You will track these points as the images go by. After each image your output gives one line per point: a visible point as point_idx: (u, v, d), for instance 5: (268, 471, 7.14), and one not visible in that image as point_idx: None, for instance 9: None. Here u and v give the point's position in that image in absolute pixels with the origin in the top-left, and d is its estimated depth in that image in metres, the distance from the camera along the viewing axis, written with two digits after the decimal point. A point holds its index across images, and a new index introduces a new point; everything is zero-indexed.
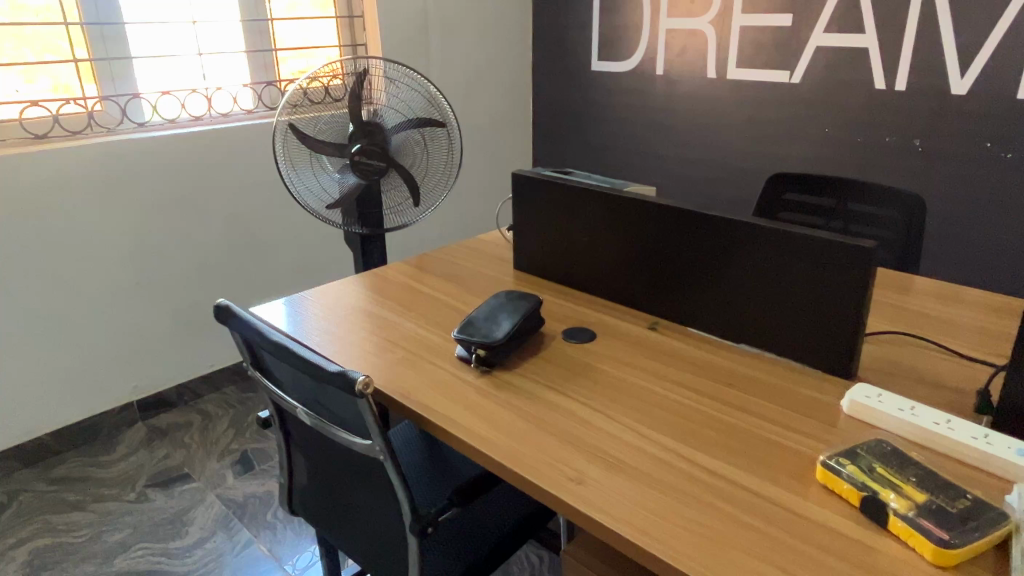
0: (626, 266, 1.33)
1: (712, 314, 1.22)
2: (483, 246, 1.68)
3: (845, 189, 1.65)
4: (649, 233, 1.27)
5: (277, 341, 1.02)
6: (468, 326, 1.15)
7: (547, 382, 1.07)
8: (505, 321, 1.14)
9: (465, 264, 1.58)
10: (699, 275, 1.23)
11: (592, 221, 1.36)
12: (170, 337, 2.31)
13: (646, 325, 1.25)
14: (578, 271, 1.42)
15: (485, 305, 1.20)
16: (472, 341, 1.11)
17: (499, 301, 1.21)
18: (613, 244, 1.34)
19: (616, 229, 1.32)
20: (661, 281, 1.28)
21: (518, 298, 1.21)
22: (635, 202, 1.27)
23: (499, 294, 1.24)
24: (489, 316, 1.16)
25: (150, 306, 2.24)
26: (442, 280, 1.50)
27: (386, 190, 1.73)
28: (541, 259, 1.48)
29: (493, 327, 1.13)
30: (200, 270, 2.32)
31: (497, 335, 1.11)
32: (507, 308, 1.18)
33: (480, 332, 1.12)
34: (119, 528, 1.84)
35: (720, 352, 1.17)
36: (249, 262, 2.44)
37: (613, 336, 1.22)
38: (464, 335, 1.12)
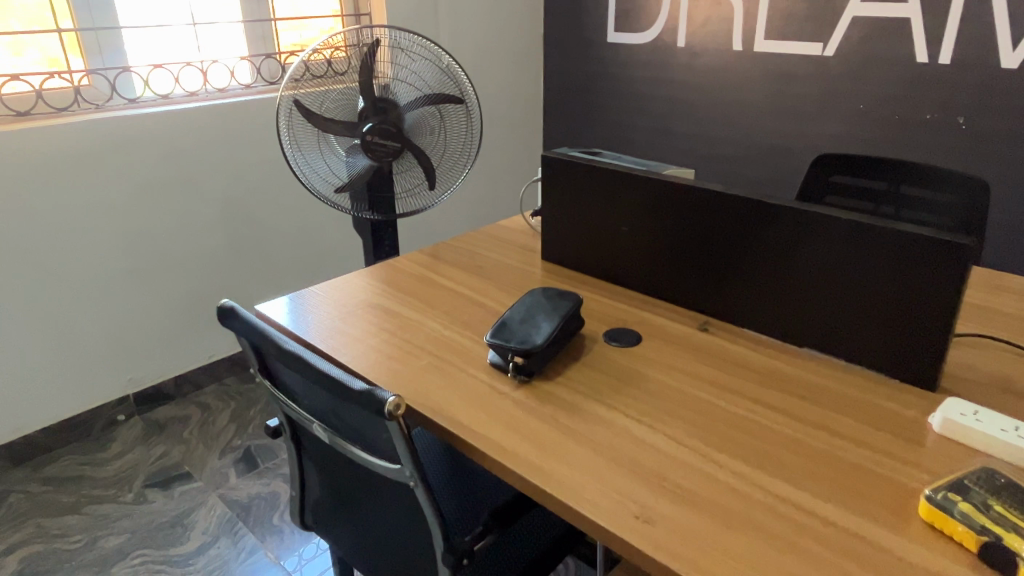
0: (671, 258, 1.21)
1: (771, 313, 1.10)
2: (503, 233, 1.55)
3: (897, 171, 1.52)
4: (699, 222, 1.15)
5: (292, 350, 0.90)
6: (501, 328, 1.03)
7: (593, 394, 0.96)
8: (545, 324, 1.03)
9: (487, 253, 1.46)
10: (756, 269, 1.10)
11: (632, 208, 1.23)
12: (166, 327, 2.19)
13: (696, 326, 1.14)
14: (614, 263, 1.30)
15: (519, 305, 1.08)
16: (508, 347, 0.99)
17: (534, 300, 1.09)
18: (656, 234, 1.22)
19: (661, 218, 1.20)
20: (711, 276, 1.16)
21: (555, 297, 1.09)
22: (684, 188, 1.15)
23: (531, 291, 1.12)
24: (525, 317, 1.05)
25: (143, 295, 2.11)
26: (464, 272, 1.37)
27: (400, 172, 1.60)
28: (572, 250, 1.36)
29: (531, 330, 1.01)
30: (196, 256, 2.19)
31: (538, 340, 0.99)
32: (544, 308, 1.07)
33: (517, 336, 1.00)
34: (116, 533, 1.73)
35: (782, 357, 1.05)
36: (248, 246, 2.30)
37: (660, 339, 1.10)
38: (499, 339, 1.00)
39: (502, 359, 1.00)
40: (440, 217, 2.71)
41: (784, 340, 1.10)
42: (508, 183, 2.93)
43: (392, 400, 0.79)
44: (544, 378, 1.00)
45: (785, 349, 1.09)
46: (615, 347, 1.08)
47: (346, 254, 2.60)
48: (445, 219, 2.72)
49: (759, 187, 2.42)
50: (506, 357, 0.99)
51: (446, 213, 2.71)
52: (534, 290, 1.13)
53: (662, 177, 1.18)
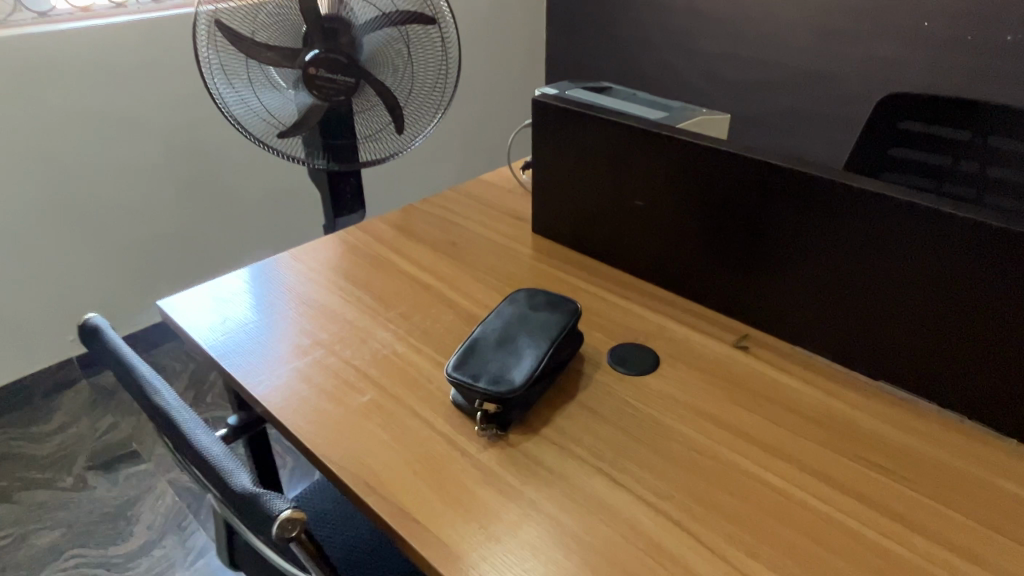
0: (703, 246, 0.91)
1: (836, 331, 0.82)
2: (485, 193, 1.24)
3: (987, 116, 1.18)
4: (745, 203, 0.85)
5: (171, 413, 0.63)
6: (469, 354, 0.75)
7: (592, 462, 0.69)
8: (530, 351, 0.75)
9: (462, 220, 1.16)
10: (819, 273, 0.81)
11: (653, 177, 0.93)
12: (110, 283, 1.92)
13: (732, 343, 0.86)
14: (626, 245, 1.00)
15: (496, 317, 0.80)
16: (475, 387, 0.72)
17: (517, 310, 0.81)
18: (683, 213, 0.92)
19: (692, 193, 0.90)
20: (757, 274, 0.87)
21: (545, 306, 0.81)
22: (728, 155, 0.84)
23: (514, 293, 0.84)
24: (503, 338, 0.77)
25: (79, 249, 1.83)
26: (431, 249, 1.07)
27: (358, 112, 1.28)
28: (571, 222, 1.06)
29: (509, 361, 0.74)
30: (139, 201, 1.88)
31: (517, 377, 0.72)
32: (531, 324, 0.79)
33: (490, 369, 0.73)
34: (48, 528, 1.52)
35: (849, 397, 0.78)
36: (203, 188, 1.99)
37: (684, 363, 0.82)
38: (465, 373, 0.73)
39: (467, 402, 0.73)
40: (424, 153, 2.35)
41: (849, 367, 0.82)
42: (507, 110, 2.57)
43: (286, 516, 0.53)
44: (525, 429, 0.73)
45: (850, 381, 0.81)
46: (623, 378, 0.80)
47: (317, 194, 2.27)
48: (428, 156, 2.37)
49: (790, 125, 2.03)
50: (473, 400, 0.72)
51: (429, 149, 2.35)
52: (518, 291, 0.84)
53: (697, 138, 0.87)
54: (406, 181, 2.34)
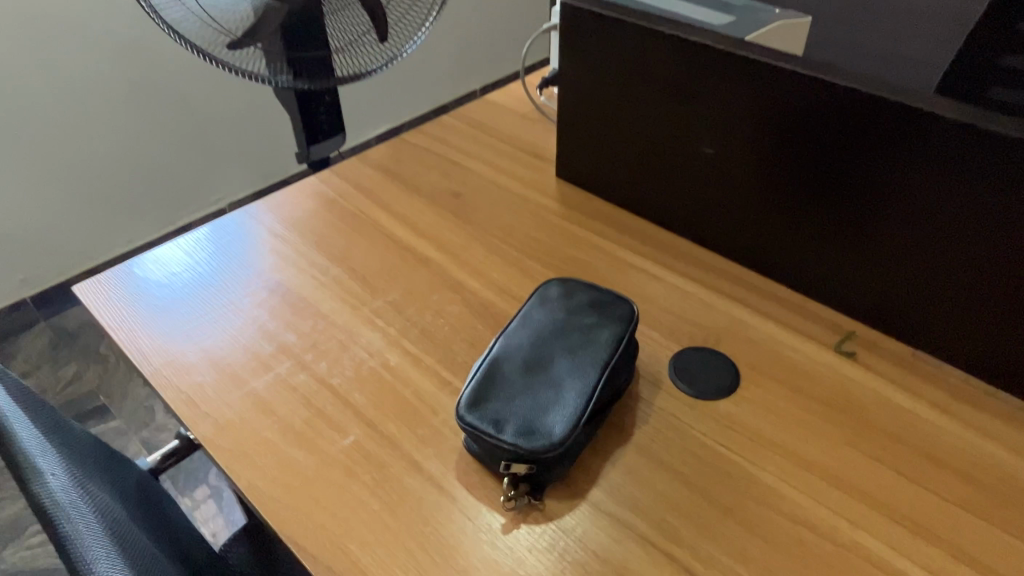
0: (788, 212, 0.67)
1: (974, 337, 0.60)
2: (492, 120, 0.98)
3: None
4: (854, 159, 0.60)
5: (57, 523, 0.41)
6: (488, 386, 0.55)
7: (662, 546, 0.50)
8: (575, 384, 0.54)
9: (463, 159, 0.91)
10: (963, 264, 0.57)
11: (724, 116, 0.67)
12: (57, 223, 1.59)
13: (832, 349, 0.65)
14: (682, 202, 0.76)
15: (522, 327, 0.59)
16: (499, 442, 0.51)
17: (552, 315, 0.59)
18: (763, 166, 0.67)
19: (777, 139, 0.65)
20: (862, 254, 0.64)
21: (591, 310, 0.59)
22: (837, 91, 0.58)
23: (544, 287, 0.62)
24: (535, 361, 0.56)
25: (17, 184, 1.49)
26: (426, 203, 0.84)
27: (330, 13, 0.97)
28: (606, 170, 0.82)
29: (546, 399, 0.53)
30: (79, 120, 1.51)
31: (558, 427, 0.52)
32: (572, 338, 0.57)
33: (519, 411, 0.53)
34: (10, 499, 1.36)
35: (998, 431, 0.58)
36: (159, 104, 1.60)
37: (771, 379, 0.62)
38: (483, 418, 0.53)
39: (487, 456, 0.53)
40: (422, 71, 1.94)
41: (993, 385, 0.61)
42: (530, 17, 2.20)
43: None
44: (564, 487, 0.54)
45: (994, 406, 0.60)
46: (691, 403, 0.60)
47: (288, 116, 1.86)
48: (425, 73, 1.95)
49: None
50: (496, 456, 0.52)
51: (424, 59, 1.91)
52: (550, 284, 0.62)
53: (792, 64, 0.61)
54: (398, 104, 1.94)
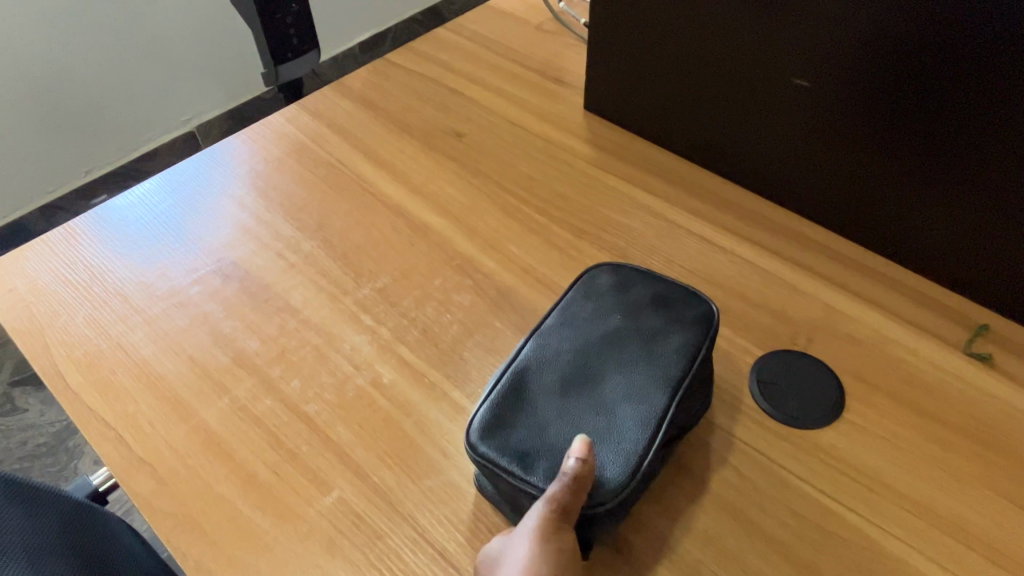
0: (898, 162, 0.50)
1: None
2: (499, 35, 0.79)
3: None
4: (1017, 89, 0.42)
5: None
6: (511, 411, 0.40)
7: None
8: (631, 411, 0.39)
9: (466, 85, 0.72)
10: None
11: (816, 32, 0.48)
12: None
13: (962, 352, 0.49)
14: (749, 145, 0.58)
15: (560, 329, 0.44)
16: (526, 488, 0.37)
17: (601, 317, 0.44)
18: (868, 101, 0.49)
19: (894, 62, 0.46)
20: (1006, 221, 0.47)
21: (655, 311, 0.44)
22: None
23: (589, 276, 0.47)
24: (578, 376, 0.41)
25: None
26: (420, 146, 0.66)
27: None
28: (653, 106, 0.63)
29: (593, 430, 0.39)
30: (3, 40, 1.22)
31: (610, 472, 0.37)
32: (629, 347, 0.42)
33: (554, 445, 0.38)
34: None
35: None
36: (104, 18, 1.32)
37: (883, 396, 0.47)
38: (503, 453, 0.38)
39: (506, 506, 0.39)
40: None
41: None
42: None
43: None
44: (616, 554, 0.41)
45: None
46: (781, 433, 0.46)
47: (252, 37, 1.58)
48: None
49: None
50: (518, 498, 0.38)
51: None
52: (596, 274, 0.47)
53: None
54: (381, 10, 1.70)
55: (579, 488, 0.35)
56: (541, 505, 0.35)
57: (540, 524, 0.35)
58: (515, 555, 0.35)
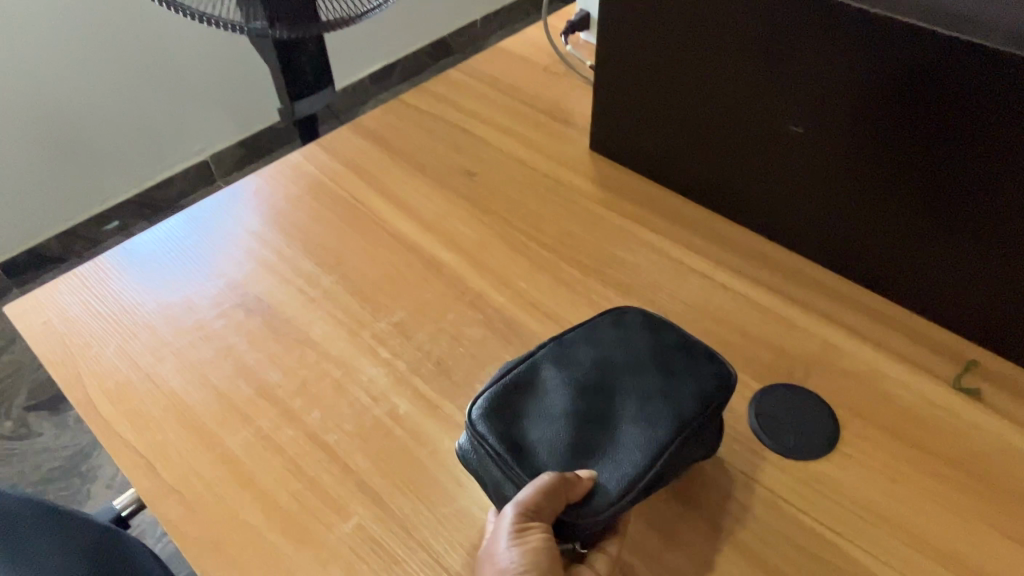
0: (884, 199, 0.52)
1: None
2: (508, 76, 0.82)
3: None
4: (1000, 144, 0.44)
5: None
6: (512, 405, 0.42)
7: None
8: (635, 432, 0.41)
9: (475, 125, 0.76)
10: None
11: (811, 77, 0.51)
12: (13, 189, 1.37)
13: (950, 386, 0.52)
14: (747, 182, 0.61)
15: (580, 341, 0.45)
16: (510, 477, 0.40)
17: (624, 340, 0.45)
18: (857, 144, 0.51)
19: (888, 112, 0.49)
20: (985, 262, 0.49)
21: (684, 348, 0.44)
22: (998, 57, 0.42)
23: (622, 311, 0.48)
24: (589, 388, 0.43)
25: None
26: (433, 184, 0.69)
27: None
28: (655, 148, 0.66)
29: (593, 443, 0.41)
30: (27, 73, 1.26)
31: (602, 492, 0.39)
32: (649, 372, 0.44)
33: (549, 449, 0.41)
34: None
35: None
36: (124, 53, 1.37)
37: (875, 428, 0.49)
38: (497, 439, 0.41)
39: (491, 489, 0.42)
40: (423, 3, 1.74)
41: None
42: None
43: None
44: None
45: None
46: (777, 463, 0.48)
47: (267, 69, 1.64)
48: (419, 8, 1.75)
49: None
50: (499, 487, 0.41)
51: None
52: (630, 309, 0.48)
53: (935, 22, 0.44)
54: (391, 45, 1.75)
55: (552, 498, 0.38)
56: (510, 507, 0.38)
57: (511, 524, 0.38)
58: (494, 553, 0.38)
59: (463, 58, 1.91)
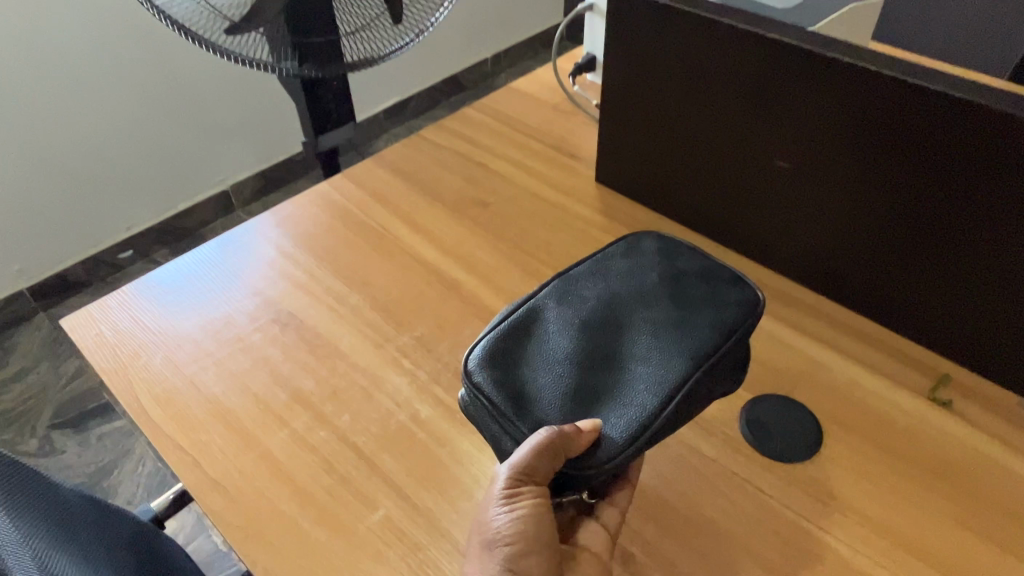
0: (849, 209, 0.58)
1: None
2: (521, 114, 0.89)
3: None
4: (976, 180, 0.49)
5: None
6: (517, 349, 0.47)
7: None
8: (636, 366, 0.45)
9: (490, 159, 0.82)
10: None
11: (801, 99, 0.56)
12: (47, 214, 1.45)
13: (925, 398, 0.56)
14: (736, 202, 0.66)
15: (585, 282, 0.51)
16: (509, 428, 0.44)
17: (632, 278, 0.51)
18: (822, 162, 0.57)
19: (873, 143, 0.54)
20: (938, 259, 0.54)
21: (695, 281, 0.50)
22: (978, 110, 0.47)
23: (637, 241, 0.54)
24: (595, 325, 0.48)
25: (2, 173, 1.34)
26: (451, 213, 0.75)
27: None
28: (655, 179, 0.72)
29: (596, 377, 0.45)
30: (64, 104, 1.35)
31: (612, 432, 0.42)
32: (652, 309, 0.48)
33: (548, 393, 0.45)
34: None
35: None
36: (154, 86, 1.45)
37: (857, 435, 0.54)
38: (494, 388, 0.45)
39: (493, 441, 0.45)
40: (437, 45, 1.83)
41: None
42: None
43: None
44: (619, 563, 0.48)
45: None
46: (765, 465, 0.53)
47: (291, 100, 1.72)
48: (434, 47, 1.83)
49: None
50: (499, 438, 0.45)
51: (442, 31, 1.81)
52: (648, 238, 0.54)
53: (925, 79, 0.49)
54: (406, 81, 1.83)
55: (550, 455, 0.41)
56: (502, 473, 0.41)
57: (504, 482, 0.41)
58: (487, 509, 0.42)
59: (475, 95, 1.99)
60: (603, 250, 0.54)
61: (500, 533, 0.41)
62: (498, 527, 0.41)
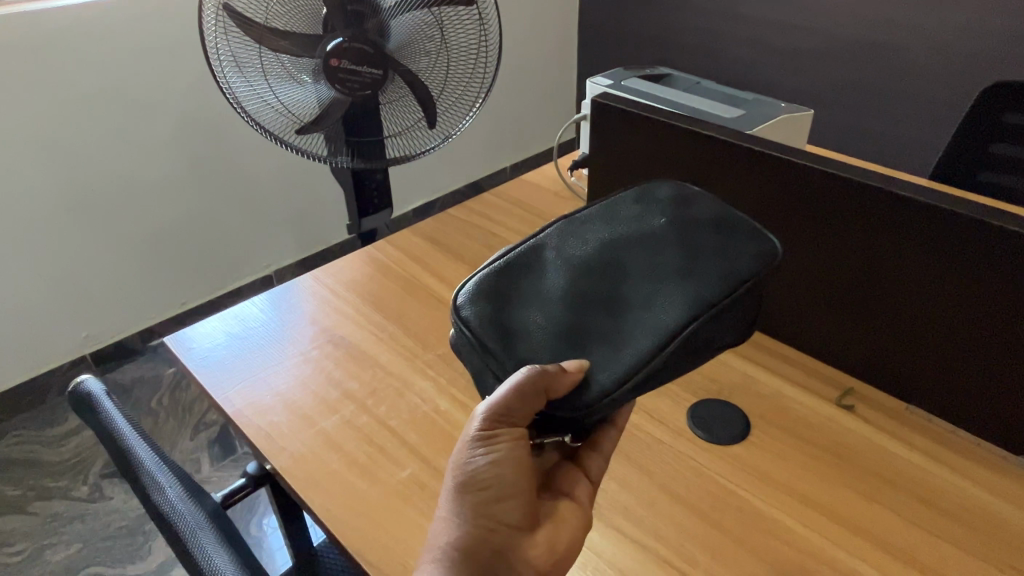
0: (798, 245, 0.73)
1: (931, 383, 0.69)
2: (529, 199, 1.10)
3: (992, 127, 1.05)
4: (911, 242, 0.64)
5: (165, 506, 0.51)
6: (518, 283, 0.57)
7: (680, 566, 0.58)
8: (627, 307, 0.54)
9: (502, 231, 1.02)
10: (948, 309, 0.64)
11: (781, 163, 0.71)
12: (118, 286, 1.67)
13: (832, 401, 0.73)
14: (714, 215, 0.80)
15: (591, 226, 0.60)
16: (493, 358, 0.54)
17: (640, 222, 0.60)
18: (770, 210, 0.74)
19: (832, 188, 0.67)
20: (867, 285, 0.69)
21: (705, 230, 0.58)
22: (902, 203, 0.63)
23: (650, 189, 0.63)
24: (596, 265, 0.57)
25: (87, 249, 1.57)
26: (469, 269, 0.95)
27: (385, 103, 1.03)
28: None
29: (586, 314, 0.54)
30: (144, 190, 1.60)
31: (592, 373, 0.51)
32: (658, 253, 0.57)
33: (537, 326, 0.55)
34: (63, 543, 1.38)
35: (969, 470, 0.66)
36: (220, 181, 1.71)
37: (778, 426, 0.70)
38: (486, 324, 0.55)
39: (479, 370, 0.55)
40: (462, 154, 2.11)
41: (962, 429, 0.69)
42: (563, 109, 2.37)
43: None
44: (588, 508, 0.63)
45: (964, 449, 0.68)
46: (704, 446, 0.69)
47: (335, 194, 1.98)
48: (459, 155, 2.10)
49: (865, 109, 1.66)
50: (482, 365, 0.55)
51: (468, 142, 2.09)
52: (662, 186, 0.63)
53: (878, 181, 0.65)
54: (435, 182, 2.08)
55: (532, 392, 0.50)
56: (478, 418, 0.51)
57: (485, 418, 0.51)
58: (466, 448, 0.53)
59: None
60: (614, 198, 0.63)
61: (478, 472, 0.52)
62: (476, 466, 0.52)
